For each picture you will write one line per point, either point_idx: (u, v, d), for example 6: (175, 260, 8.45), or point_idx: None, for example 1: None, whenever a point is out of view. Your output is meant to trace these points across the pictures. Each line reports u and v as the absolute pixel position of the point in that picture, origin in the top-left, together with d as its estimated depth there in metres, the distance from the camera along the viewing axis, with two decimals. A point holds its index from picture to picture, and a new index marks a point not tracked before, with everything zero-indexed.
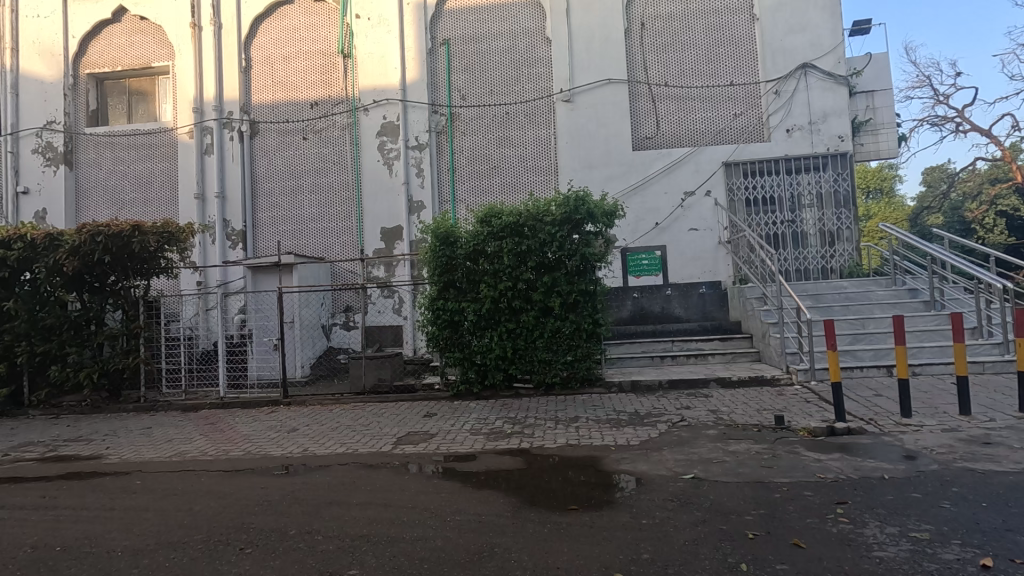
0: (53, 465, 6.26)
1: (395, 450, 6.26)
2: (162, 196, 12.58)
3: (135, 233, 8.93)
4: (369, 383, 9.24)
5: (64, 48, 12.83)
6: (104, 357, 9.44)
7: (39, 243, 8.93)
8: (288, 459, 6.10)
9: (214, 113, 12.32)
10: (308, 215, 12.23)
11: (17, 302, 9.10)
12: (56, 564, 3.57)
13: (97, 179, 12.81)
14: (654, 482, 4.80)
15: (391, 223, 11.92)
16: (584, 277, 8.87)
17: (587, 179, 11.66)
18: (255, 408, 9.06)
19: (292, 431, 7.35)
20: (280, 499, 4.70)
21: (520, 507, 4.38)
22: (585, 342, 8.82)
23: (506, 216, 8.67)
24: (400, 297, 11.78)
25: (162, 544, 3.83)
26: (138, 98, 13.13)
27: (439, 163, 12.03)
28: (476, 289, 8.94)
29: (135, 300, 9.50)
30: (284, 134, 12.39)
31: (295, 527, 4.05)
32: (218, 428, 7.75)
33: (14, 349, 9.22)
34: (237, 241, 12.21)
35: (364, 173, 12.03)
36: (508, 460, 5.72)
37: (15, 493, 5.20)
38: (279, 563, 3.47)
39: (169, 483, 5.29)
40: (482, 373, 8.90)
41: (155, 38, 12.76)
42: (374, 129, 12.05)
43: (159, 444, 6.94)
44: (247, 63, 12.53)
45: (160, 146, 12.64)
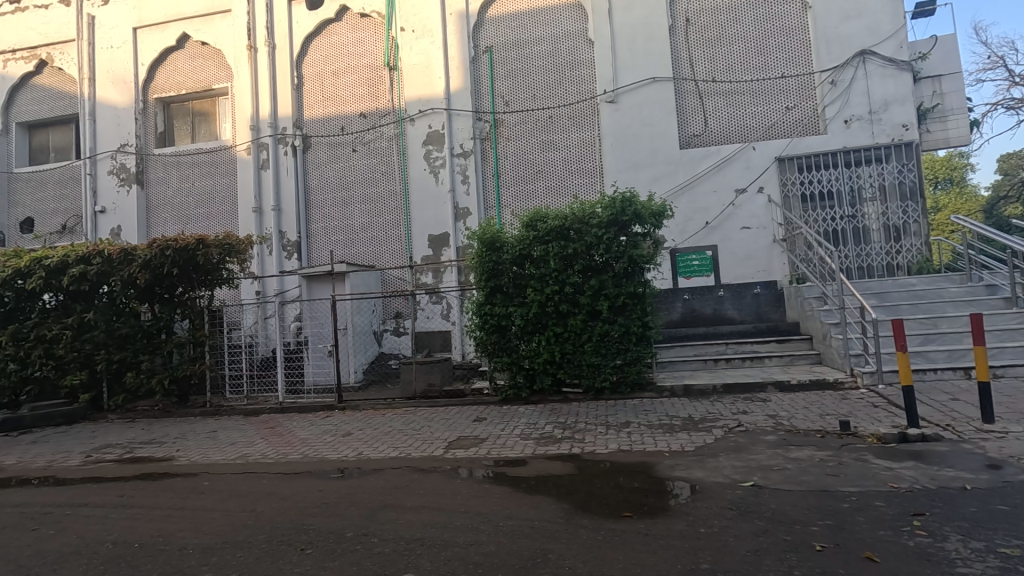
0: (130, 466, 6.67)
1: (446, 454, 6.33)
2: (224, 210, 13.25)
3: (199, 246, 9.49)
4: (420, 388, 9.43)
5: (134, 75, 13.72)
6: (173, 364, 9.99)
7: (115, 257, 9.55)
8: (344, 462, 6.27)
9: (269, 129, 12.89)
10: (358, 224, 12.59)
11: (96, 313, 9.75)
12: (133, 560, 3.78)
13: (165, 197, 13.62)
14: (711, 489, 4.64)
15: (438, 230, 12.09)
16: (632, 280, 8.73)
17: (633, 180, 11.48)
18: (312, 413, 9.34)
19: (348, 435, 7.54)
20: (337, 502, 4.83)
21: (572, 513, 4.32)
22: (635, 346, 8.69)
23: (551, 219, 8.65)
24: (448, 303, 11.94)
25: (228, 542, 3.99)
26: (200, 118, 13.88)
27: (484, 170, 12.14)
28: (523, 293, 8.94)
29: (201, 309, 10.05)
30: (335, 147, 12.82)
31: (352, 530, 4.14)
32: (278, 432, 8.05)
33: (94, 357, 9.87)
34: (292, 251, 12.71)
35: (411, 182, 12.27)
36: (559, 465, 5.68)
37: (98, 492, 5.56)
38: (337, 564, 3.55)
39: (234, 485, 5.54)
40: (530, 378, 8.88)
41: (215, 61, 13.48)
42: (420, 138, 12.29)
43: (224, 447, 7.28)
44: (299, 81, 13.04)
45: (221, 163, 13.34)
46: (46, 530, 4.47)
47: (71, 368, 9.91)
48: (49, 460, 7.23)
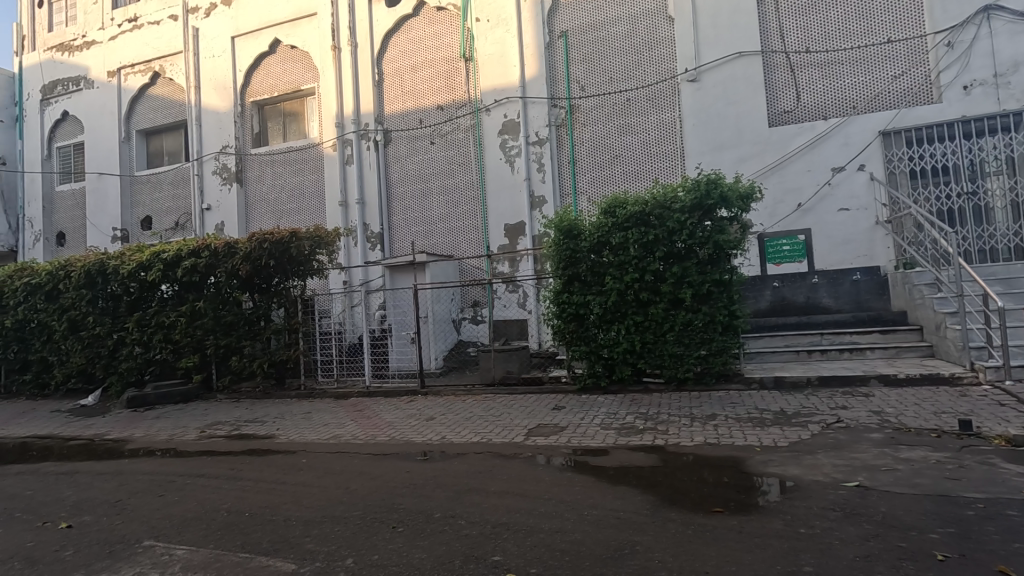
0: (237, 442, 7.27)
1: (526, 441, 6.38)
2: (313, 205, 14.03)
3: (293, 239, 10.20)
4: (498, 375, 9.59)
5: (233, 81, 14.76)
6: (271, 349, 10.74)
7: (220, 250, 10.41)
8: (428, 445, 6.49)
9: (353, 126, 13.46)
10: (437, 215, 12.90)
11: (205, 302, 10.65)
12: (245, 528, 4.10)
13: (261, 193, 14.60)
14: (809, 488, 4.36)
15: (514, 219, 12.14)
16: (717, 267, 8.36)
17: (717, 161, 10.94)
18: (396, 397, 9.75)
19: (431, 420, 7.80)
20: (424, 483, 5.00)
21: (659, 506, 4.21)
22: (720, 335, 8.32)
23: (631, 205, 8.44)
24: (524, 291, 11.98)
25: (327, 517, 4.24)
26: (290, 118, 14.68)
27: (560, 157, 12.05)
28: (601, 281, 8.79)
29: (295, 298, 10.72)
30: (414, 140, 13.18)
31: (440, 511, 4.27)
32: (366, 414, 8.46)
33: (204, 342, 10.79)
34: (375, 243, 13.26)
35: (488, 171, 12.37)
36: (642, 457, 5.56)
37: (212, 464, 6.11)
38: (428, 543, 3.67)
39: (329, 463, 5.88)
40: (609, 367, 8.75)
41: (303, 64, 14.23)
42: (496, 129, 12.35)
43: (318, 428, 7.76)
44: (379, 77, 13.48)
45: (310, 160, 14.10)
46: (172, 497, 4.96)
47: (186, 351, 10.91)
48: (171, 434, 8.04)
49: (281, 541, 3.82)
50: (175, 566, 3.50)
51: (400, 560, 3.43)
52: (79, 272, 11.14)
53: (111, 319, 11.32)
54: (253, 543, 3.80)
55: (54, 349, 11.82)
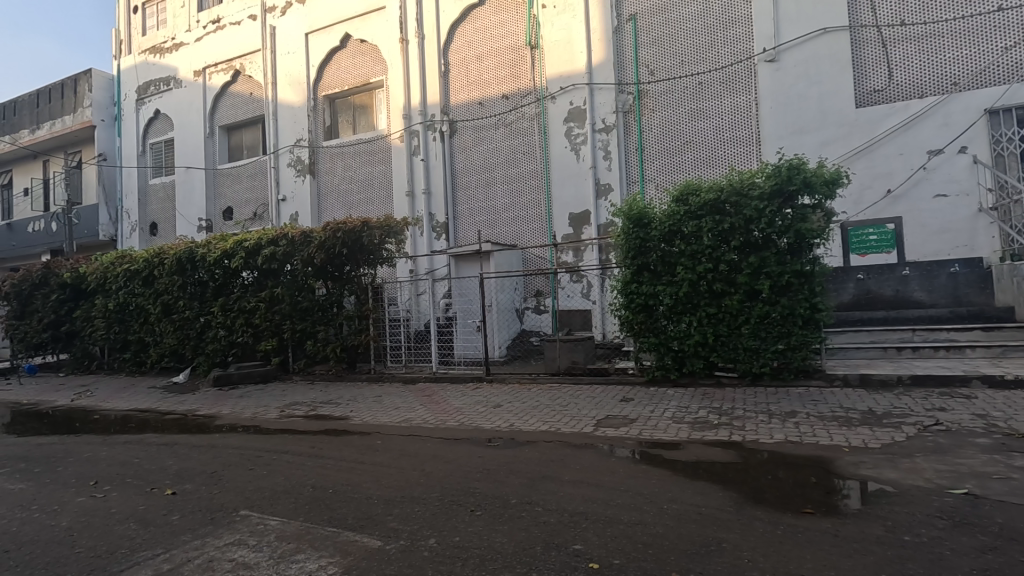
0: (315, 422, 7.60)
1: (596, 432, 6.30)
2: (382, 195, 14.43)
3: (365, 228, 10.56)
4: (563, 365, 9.56)
5: (307, 75, 15.31)
6: (343, 335, 11.15)
7: (296, 239, 10.90)
8: (497, 432, 6.54)
9: (420, 117, 13.68)
10: (500, 204, 12.94)
11: (282, 288, 11.16)
12: (330, 503, 4.27)
13: (333, 185, 15.14)
14: (909, 493, 4.07)
15: (579, 208, 11.99)
16: (798, 257, 7.94)
17: (798, 146, 10.34)
18: (463, 383, 9.91)
19: (498, 407, 7.85)
20: (497, 469, 5.04)
21: (742, 504, 4.04)
22: (800, 329, 7.90)
23: (705, 193, 8.14)
24: (588, 281, 11.82)
25: (407, 497, 4.35)
26: (359, 111, 15.03)
27: (627, 144, 11.78)
28: (672, 272, 8.52)
29: (365, 286, 11.08)
30: (479, 130, 13.23)
31: (516, 497, 4.28)
32: (435, 399, 8.64)
33: (282, 326, 11.33)
34: (441, 232, 13.52)
35: (553, 160, 12.26)
36: (720, 452, 5.36)
37: (294, 442, 6.42)
38: (507, 528, 3.69)
39: (403, 446, 6.04)
40: (679, 360, 8.51)
41: (373, 57, 14.57)
42: (561, 116, 12.21)
43: (390, 411, 8.00)
44: (446, 68, 13.60)
45: (378, 152, 14.47)
46: (261, 471, 5.25)
47: (265, 335, 11.51)
48: (254, 412, 8.54)
49: (365, 518, 3.95)
50: (271, 536, 3.68)
51: (482, 543, 3.47)
52: (172, 259, 11.98)
53: (198, 304, 12.09)
54: (339, 518, 3.95)
55: (149, 330, 12.79)
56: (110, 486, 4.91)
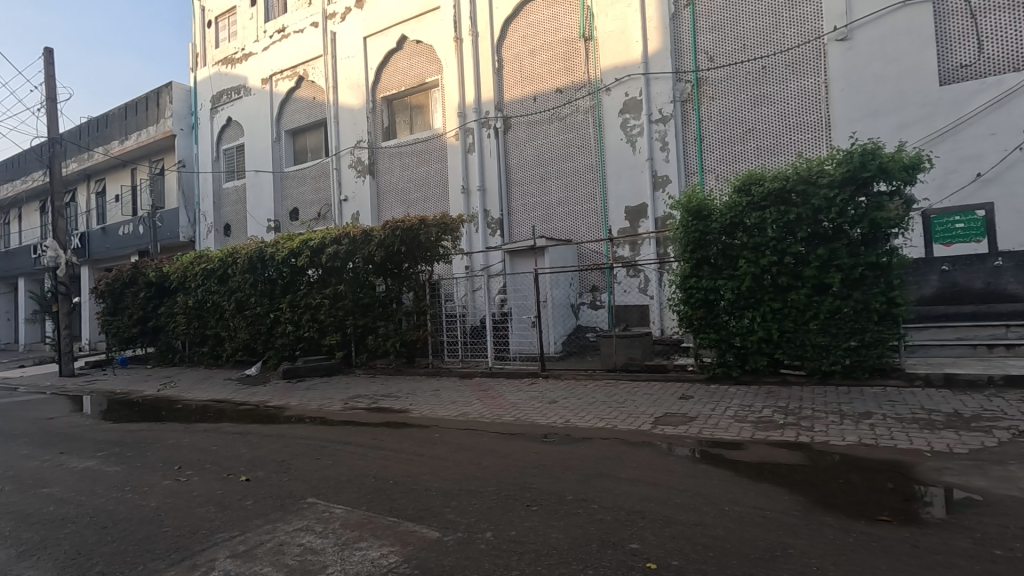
0: (376, 414, 7.86)
1: (654, 429, 6.18)
2: (438, 193, 14.71)
3: (422, 226, 10.82)
4: (620, 361, 9.41)
5: (366, 78, 15.77)
6: (402, 330, 11.46)
7: (357, 237, 11.29)
8: (553, 427, 6.53)
9: (475, 115, 13.82)
10: (555, 199, 12.88)
11: (345, 284, 11.60)
12: (391, 494, 4.41)
13: (391, 184, 15.56)
14: (1001, 504, 3.74)
15: (635, 202, 11.75)
16: (873, 248, 7.44)
17: (872, 129, 9.70)
18: (518, 378, 9.96)
19: (554, 403, 7.84)
20: (553, 465, 5.04)
21: (810, 508, 3.86)
22: (875, 325, 7.42)
23: (769, 182, 7.80)
24: (645, 276, 11.55)
25: (464, 490, 4.43)
26: (416, 111, 15.33)
27: (686, 135, 11.42)
28: (734, 265, 8.22)
29: (423, 282, 11.33)
30: (533, 125, 13.21)
31: (572, 494, 4.27)
32: (491, 394, 8.74)
33: (344, 322, 11.77)
34: (495, 229, 13.62)
35: (608, 153, 12.08)
36: (786, 454, 5.12)
37: (357, 433, 6.66)
38: (563, 524, 3.69)
39: (460, 439, 6.15)
40: (742, 357, 8.20)
41: (428, 57, 14.84)
42: (616, 108, 12.00)
43: (447, 405, 8.16)
44: (499, 64, 13.64)
45: (434, 150, 14.74)
46: (326, 460, 5.49)
47: (329, 330, 11.99)
48: (320, 403, 8.95)
49: (424, 509, 4.05)
50: (336, 523, 3.85)
51: (538, 539, 3.48)
52: (244, 259, 12.71)
53: (268, 300, 12.75)
54: (399, 509, 4.08)
55: (224, 325, 13.62)
56: (193, 471, 5.28)
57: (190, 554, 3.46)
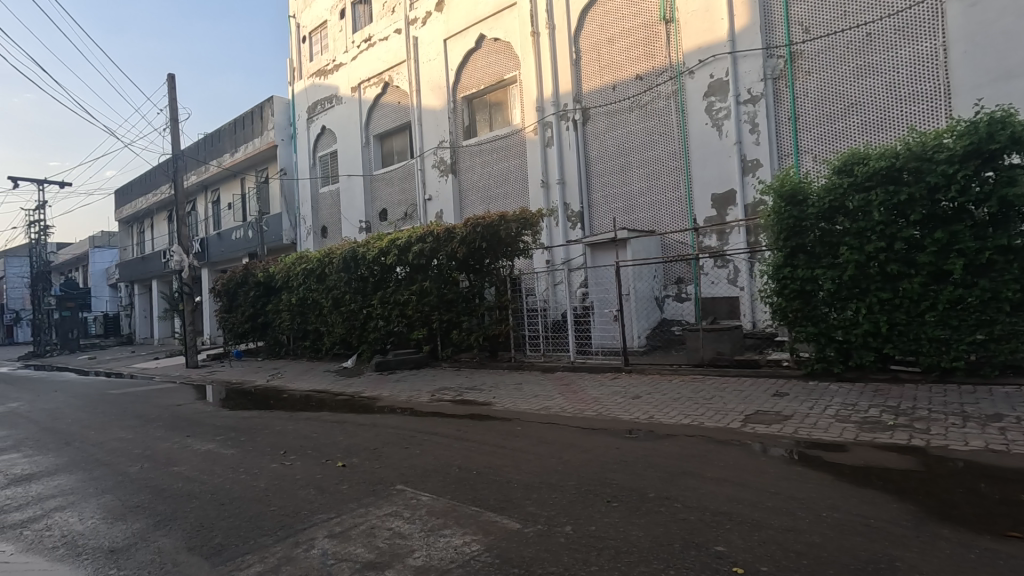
0: (461, 407, 8.11)
1: (744, 428, 5.88)
2: (518, 188, 14.84)
3: (502, 222, 11.03)
4: (707, 356, 9.04)
5: (447, 79, 16.20)
6: (485, 324, 11.71)
7: (441, 235, 11.67)
8: (636, 423, 6.42)
9: (553, 108, 13.80)
10: (637, 190, 12.56)
11: (430, 281, 12.04)
12: (474, 484, 4.55)
13: (472, 182, 15.90)
14: None
15: (723, 188, 11.19)
16: (1003, 229, 6.59)
17: (1003, 94, 8.54)
18: (601, 373, 9.85)
19: (637, 398, 7.69)
20: (635, 461, 4.96)
21: (923, 519, 3.52)
22: (1007, 316, 6.57)
23: (875, 161, 7.13)
24: (735, 266, 10.97)
25: (545, 483, 4.48)
26: (495, 108, 15.54)
27: (778, 114, 10.69)
28: (834, 253, 7.61)
29: (504, 277, 11.51)
30: (613, 115, 12.95)
31: (654, 491, 4.18)
32: (573, 389, 8.72)
33: (430, 317, 12.22)
34: (576, 222, 13.53)
35: (693, 139, 11.59)
36: (896, 458, 4.69)
37: (443, 425, 6.92)
38: (644, 522, 3.63)
39: (542, 433, 6.20)
40: (845, 352, 7.60)
41: (506, 54, 14.98)
42: (701, 91, 11.46)
43: (529, 398, 8.25)
44: (577, 55, 13.49)
45: (514, 146, 14.86)
46: (414, 449, 5.76)
47: (416, 325, 12.50)
48: (409, 395, 9.37)
49: (505, 501, 4.14)
50: (422, 510, 4.04)
51: (618, 535, 3.45)
52: (339, 258, 13.57)
53: (360, 297, 13.51)
54: (481, 499, 4.20)
55: (323, 321, 14.61)
56: (296, 456, 5.74)
57: (293, 532, 3.79)
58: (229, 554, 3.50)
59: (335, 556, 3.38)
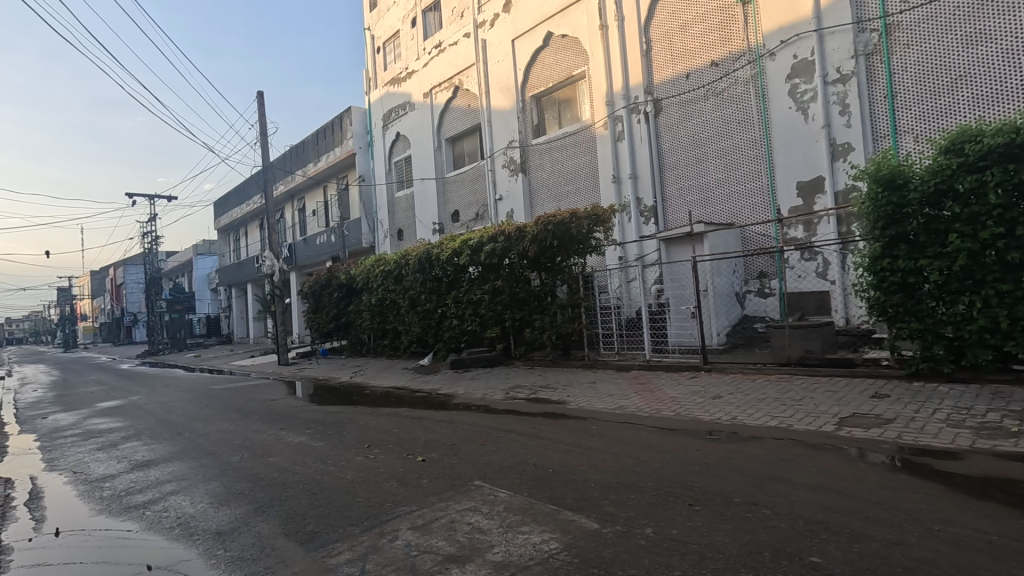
0: (536, 405, 8.13)
1: (839, 431, 5.48)
2: (589, 184, 14.68)
3: (573, 219, 11.01)
4: (795, 355, 8.53)
5: (515, 79, 16.30)
6: (557, 322, 11.67)
7: (512, 234, 11.79)
8: (718, 424, 6.16)
9: (623, 101, 13.53)
10: (714, 181, 12.04)
11: (502, 280, 12.17)
12: (551, 482, 4.54)
13: (542, 180, 15.89)
14: None
15: (810, 176, 10.51)
16: None
17: None
18: (679, 371, 9.53)
19: (718, 398, 7.37)
20: (718, 464, 4.75)
21: None
22: None
23: (990, 138, 6.47)
24: (824, 259, 10.24)
25: (623, 484, 4.39)
26: (564, 105, 15.45)
27: (872, 93, 9.87)
28: (941, 241, 6.93)
29: (576, 275, 11.43)
30: (686, 104, 12.48)
31: (740, 496, 3.99)
32: (649, 388, 8.50)
33: (503, 315, 12.34)
34: (649, 217, 13.18)
35: (775, 125, 10.97)
36: (1021, 469, 4.20)
37: (518, 422, 6.96)
38: (730, 528, 3.47)
39: (619, 433, 6.08)
40: (956, 350, 6.89)
41: (574, 50, 14.85)
42: (783, 74, 10.83)
43: (605, 397, 8.13)
44: (647, 46, 13.11)
45: (584, 142, 14.71)
46: (490, 446, 5.83)
47: (489, 324, 12.67)
48: (484, 393, 9.51)
49: (582, 500, 4.10)
50: (500, 506, 4.08)
51: (702, 540, 3.32)
52: (415, 259, 14.03)
53: (435, 297, 13.88)
54: (559, 497, 4.18)
55: (400, 320, 15.16)
56: (379, 450, 5.99)
57: (378, 522, 3.95)
58: (320, 542, 3.70)
59: (418, 548, 3.49)
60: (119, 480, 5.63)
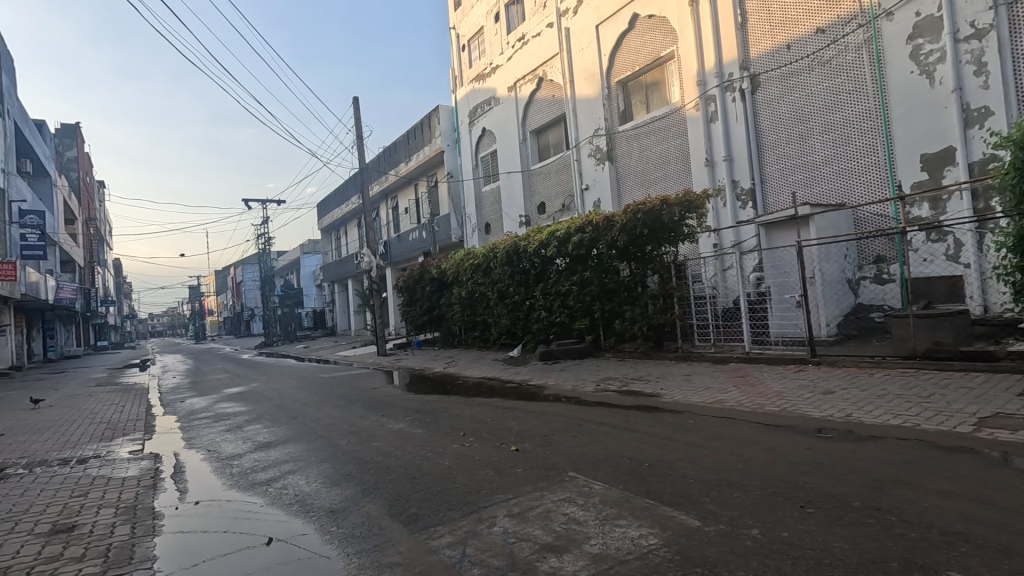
0: (629, 397, 7.96)
1: (978, 433, 4.86)
2: (680, 170, 14.10)
3: (664, 206, 10.61)
4: (921, 347, 7.71)
5: (600, 65, 15.97)
6: (649, 313, 11.38)
7: (600, 224, 11.60)
8: (830, 422, 5.69)
9: (716, 79, 12.80)
10: (820, 159, 11.11)
11: (590, 271, 12.04)
12: (647, 476, 4.43)
13: (629, 167, 15.48)
14: None
15: (937, 147, 9.38)
16: None
17: None
18: (783, 365, 8.92)
19: (830, 393, 6.81)
20: (831, 464, 4.40)
21: None
22: None
23: None
24: (955, 240, 9.15)
25: (725, 481, 4.18)
26: (652, 88, 14.92)
27: (1016, 47, 8.59)
28: None
29: (667, 264, 11.06)
30: (788, 78, 11.59)
31: (860, 500, 3.66)
32: (750, 381, 8.04)
33: (592, 306, 12.21)
34: (747, 200, 12.40)
35: (893, 92, 9.91)
36: None
37: (611, 415, 6.85)
38: (849, 533, 3.20)
39: (718, 428, 5.80)
40: None
41: (662, 30, 14.28)
42: (902, 35, 9.74)
43: (702, 391, 7.79)
44: (743, 18, 12.30)
45: (673, 126, 14.17)
46: (583, 438, 5.79)
47: (578, 315, 12.60)
48: (574, 384, 9.47)
49: (681, 496, 3.97)
50: (596, 498, 4.05)
51: (817, 545, 3.09)
52: (503, 252, 14.21)
53: (522, 289, 13.99)
54: (656, 492, 4.07)
55: (490, 313, 15.46)
56: (474, 439, 6.15)
57: (476, 508, 4.06)
58: (422, 524, 3.88)
59: (515, 535, 3.55)
60: (246, 459, 6.23)
